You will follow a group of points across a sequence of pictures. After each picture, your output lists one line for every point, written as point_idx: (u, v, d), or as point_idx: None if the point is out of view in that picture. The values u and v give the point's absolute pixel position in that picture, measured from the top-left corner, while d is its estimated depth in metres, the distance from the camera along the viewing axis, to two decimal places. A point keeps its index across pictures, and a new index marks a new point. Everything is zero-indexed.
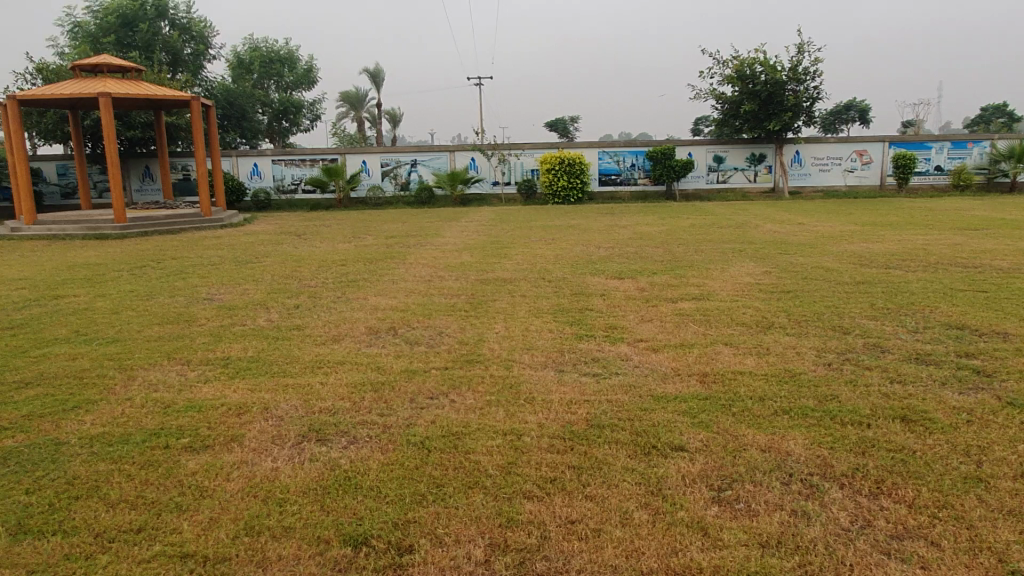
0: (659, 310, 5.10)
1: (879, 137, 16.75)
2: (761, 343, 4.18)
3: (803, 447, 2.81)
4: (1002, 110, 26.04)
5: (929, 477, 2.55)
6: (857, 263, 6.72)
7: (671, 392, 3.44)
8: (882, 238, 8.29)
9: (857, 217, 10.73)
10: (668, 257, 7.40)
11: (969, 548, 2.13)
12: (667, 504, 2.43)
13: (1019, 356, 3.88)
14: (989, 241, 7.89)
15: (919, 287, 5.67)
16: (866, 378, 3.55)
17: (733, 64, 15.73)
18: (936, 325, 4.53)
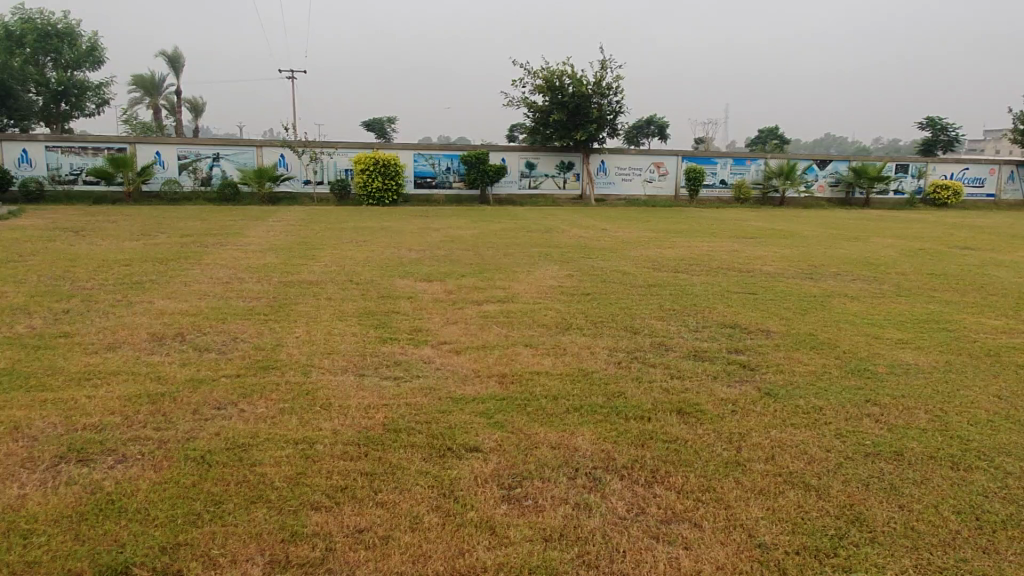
0: (464, 313, 5.17)
1: (673, 151, 18.23)
2: (559, 344, 4.37)
3: (590, 442, 2.96)
4: (775, 133, 29.33)
5: (697, 464, 2.79)
6: (650, 267, 7.24)
7: (470, 394, 3.49)
8: (673, 245, 8.99)
9: (653, 225, 11.56)
10: (477, 260, 7.53)
11: (724, 527, 2.35)
12: (457, 506, 2.45)
13: (778, 351, 4.37)
14: (760, 249, 8.84)
15: (701, 289, 6.21)
16: (650, 375, 3.82)
17: (543, 75, 16.37)
18: (712, 324, 4.98)
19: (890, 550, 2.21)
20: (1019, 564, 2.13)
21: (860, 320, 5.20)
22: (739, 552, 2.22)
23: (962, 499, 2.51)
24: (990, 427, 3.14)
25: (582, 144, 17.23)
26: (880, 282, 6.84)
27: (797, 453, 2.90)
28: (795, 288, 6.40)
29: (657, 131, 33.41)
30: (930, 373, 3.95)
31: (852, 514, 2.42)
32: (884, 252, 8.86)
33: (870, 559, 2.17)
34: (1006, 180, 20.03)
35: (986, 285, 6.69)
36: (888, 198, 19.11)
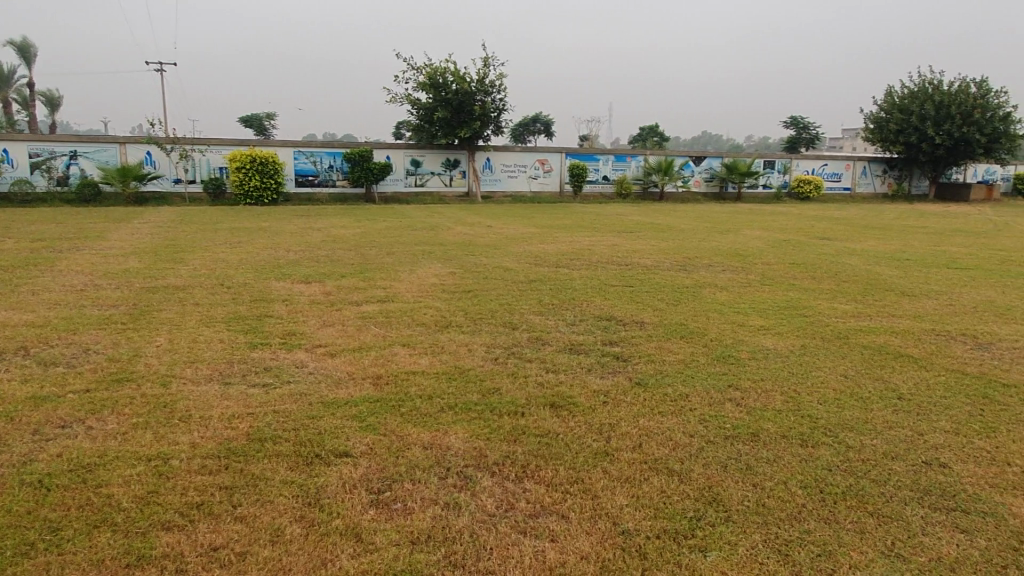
0: (342, 314, 5.05)
1: (557, 148, 18.57)
2: (437, 342, 4.34)
3: (462, 440, 2.95)
4: (655, 130, 30.42)
5: (566, 456, 2.84)
6: (533, 263, 7.33)
7: (342, 397, 3.40)
8: (555, 240, 9.15)
9: (537, 221, 11.71)
10: (358, 260, 7.38)
11: (590, 517, 2.39)
12: (323, 515, 2.37)
13: (649, 341, 4.52)
14: (639, 243, 9.15)
15: (580, 283, 6.34)
16: (526, 370, 3.86)
17: (426, 72, 16.26)
18: (589, 317, 5.09)
19: (743, 527, 2.33)
20: (856, 531, 2.28)
21: (726, 309, 5.47)
22: (603, 540, 2.27)
23: (810, 474, 2.67)
24: (837, 405, 3.38)
25: (467, 141, 17.24)
26: (747, 272, 7.22)
27: (663, 439, 3.00)
28: (669, 280, 6.65)
29: (544, 129, 33.93)
30: (787, 357, 4.20)
31: (711, 496, 2.52)
32: (752, 244, 9.35)
33: (723, 537, 2.27)
34: (860, 175, 21.64)
35: (839, 273, 7.20)
36: (758, 192, 20.28)
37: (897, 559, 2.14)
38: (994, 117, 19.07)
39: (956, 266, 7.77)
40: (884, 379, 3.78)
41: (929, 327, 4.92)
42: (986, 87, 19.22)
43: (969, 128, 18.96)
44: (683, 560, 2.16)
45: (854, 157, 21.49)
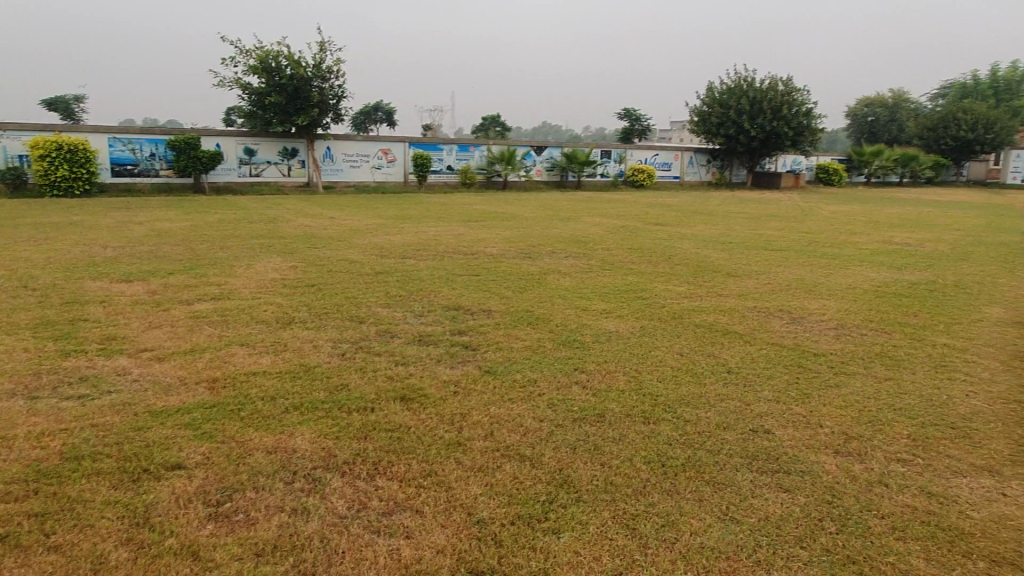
0: (171, 314, 4.67)
1: (399, 137, 18.30)
2: (278, 340, 4.12)
3: (308, 441, 2.82)
4: (497, 120, 30.82)
5: (419, 449, 2.79)
6: (379, 254, 7.17)
7: (173, 405, 3.14)
8: (401, 231, 9.01)
9: (382, 211, 11.46)
10: (188, 255, 6.87)
11: (444, 509, 2.37)
12: (153, 535, 2.17)
13: (498, 329, 4.56)
14: (484, 232, 9.22)
15: (427, 274, 6.28)
16: (374, 364, 3.76)
17: (257, 55, 15.45)
18: (437, 308, 5.06)
19: (593, 505, 2.40)
20: (695, 499, 2.42)
21: (571, 295, 5.63)
22: (458, 532, 2.25)
23: (652, 449, 2.81)
24: (674, 381, 3.58)
25: (305, 129, 16.57)
26: (589, 258, 7.48)
27: (514, 426, 3.03)
28: (515, 268, 6.75)
29: (385, 117, 33.36)
30: (628, 338, 4.40)
31: (562, 478, 2.58)
32: (592, 231, 9.71)
33: (575, 518, 2.32)
34: (688, 164, 23.11)
35: (671, 256, 7.65)
36: (596, 180, 21.12)
37: (731, 522, 2.29)
38: (799, 112, 21.15)
39: (771, 248, 8.50)
40: (714, 354, 4.06)
41: (751, 305, 5.34)
42: (791, 85, 21.26)
43: (778, 122, 20.90)
44: (538, 543, 2.18)
45: (681, 148, 22.93)
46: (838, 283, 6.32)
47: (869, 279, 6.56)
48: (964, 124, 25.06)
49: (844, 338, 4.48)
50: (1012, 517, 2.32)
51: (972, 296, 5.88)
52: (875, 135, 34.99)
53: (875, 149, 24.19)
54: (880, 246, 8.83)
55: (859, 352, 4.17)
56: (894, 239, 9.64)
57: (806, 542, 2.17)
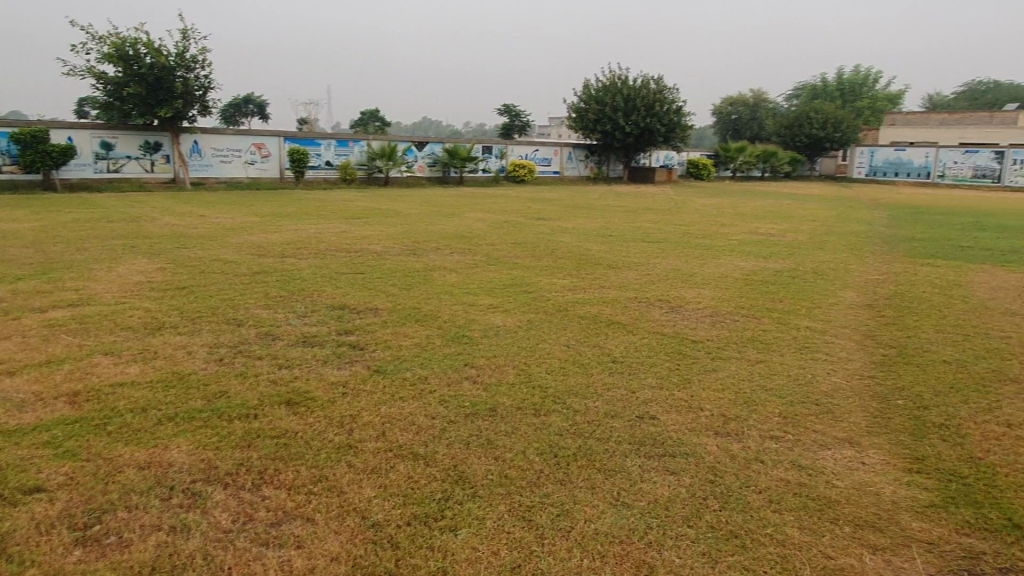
0: (21, 324, 4.26)
1: (273, 131, 17.62)
2: (148, 347, 3.86)
3: (186, 453, 2.66)
4: (375, 115, 30.28)
5: (307, 455, 2.69)
6: (255, 254, 6.87)
7: (28, 423, 2.86)
8: (278, 229, 8.67)
9: (257, 209, 10.98)
10: (39, 258, 6.29)
11: (337, 515, 2.30)
12: (11, 567, 1.97)
13: (386, 327, 4.48)
14: (367, 229, 9.04)
15: (308, 273, 6.08)
16: (256, 369, 3.59)
17: (112, 42, 14.38)
18: (321, 308, 4.90)
19: (488, 500, 2.40)
20: (587, 488, 2.47)
21: (458, 290, 5.62)
22: (352, 537, 2.18)
23: (545, 440, 2.84)
24: (562, 373, 3.65)
25: (169, 122, 15.60)
26: (474, 253, 7.49)
27: (406, 425, 2.98)
28: (400, 265, 6.65)
29: (257, 111, 31.99)
30: (516, 332, 4.44)
31: (457, 475, 2.57)
32: (476, 226, 9.75)
33: (472, 514, 2.31)
34: (566, 159, 23.61)
35: (554, 250, 7.80)
36: (478, 176, 21.17)
37: (623, 507, 2.35)
38: (669, 109, 22.15)
39: (649, 240, 8.84)
40: (600, 345, 4.17)
41: (633, 295, 5.53)
42: (662, 83, 22.21)
43: (652, 119, 21.81)
44: (435, 543, 2.16)
45: (560, 143, 23.37)
46: (711, 273, 6.66)
47: (738, 268, 6.96)
48: (816, 122, 27.16)
49: (718, 324, 4.73)
50: (871, 484, 2.53)
51: (828, 281, 6.37)
52: (739, 132, 37.18)
53: (739, 146, 25.69)
54: (746, 237, 9.39)
55: (732, 337, 4.41)
56: (759, 230, 10.28)
57: (692, 520, 2.26)
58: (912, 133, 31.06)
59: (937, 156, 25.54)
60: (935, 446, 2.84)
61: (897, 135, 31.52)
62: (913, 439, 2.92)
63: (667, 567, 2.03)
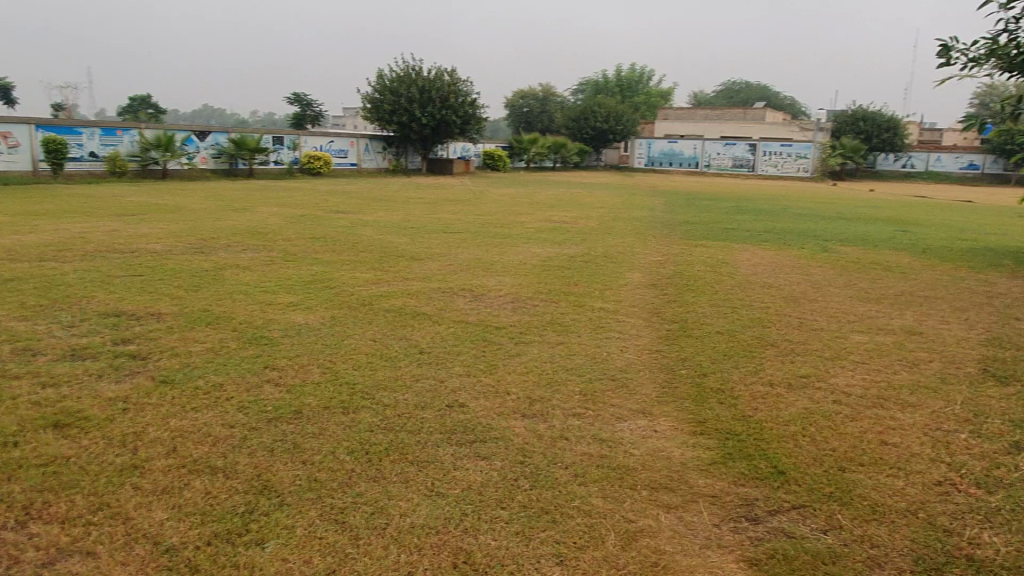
0: None
1: (22, 118, 15.23)
2: None
3: None
4: (148, 102, 27.64)
5: (83, 481, 2.39)
6: (5, 258, 5.97)
7: None
8: (33, 229, 7.61)
9: (2, 207, 9.53)
10: None
11: (124, 545, 2.07)
12: None
13: (172, 333, 4.11)
14: (144, 226, 8.23)
15: (75, 278, 5.40)
16: (12, 390, 3.12)
17: None
18: (93, 316, 4.38)
19: (297, 507, 2.28)
20: (401, 481, 2.43)
21: (252, 289, 5.28)
22: (142, 568, 1.98)
23: (354, 438, 2.76)
24: (370, 368, 3.57)
25: None
26: (269, 249, 7.10)
27: (200, 438, 2.75)
28: (186, 264, 6.14)
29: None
30: (319, 329, 4.27)
31: (261, 485, 2.41)
32: (270, 220, 9.26)
33: (280, 523, 2.19)
34: (364, 150, 23.06)
35: (355, 244, 7.62)
36: (269, 168, 20.09)
37: (437, 497, 2.34)
38: (464, 101, 22.53)
39: (450, 230, 8.92)
40: (406, 337, 4.13)
41: (437, 286, 5.54)
42: (455, 75, 22.51)
43: (447, 111, 22.04)
44: (240, 560, 2.01)
45: (356, 134, 22.74)
46: (511, 261, 6.86)
47: (536, 255, 7.25)
48: (599, 116, 29.03)
49: (521, 310, 4.89)
50: (663, 449, 2.75)
51: (617, 264, 6.84)
52: (530, 125, 38.61)
53: (532, 137, 26.62)
54: (542, 225, 9.79)
55: (534, 322, 4.58)
56: (553, 218, 10.75)
57: (505, 501, 2.30)
58: (681, 127, 34.18)
59: (704, 148, 28.60)
60: (714, 409, 3.16)
61: (669, 130, 34.56)
62: (696, 404, 3.22)
63: (483, 550, 2.05)
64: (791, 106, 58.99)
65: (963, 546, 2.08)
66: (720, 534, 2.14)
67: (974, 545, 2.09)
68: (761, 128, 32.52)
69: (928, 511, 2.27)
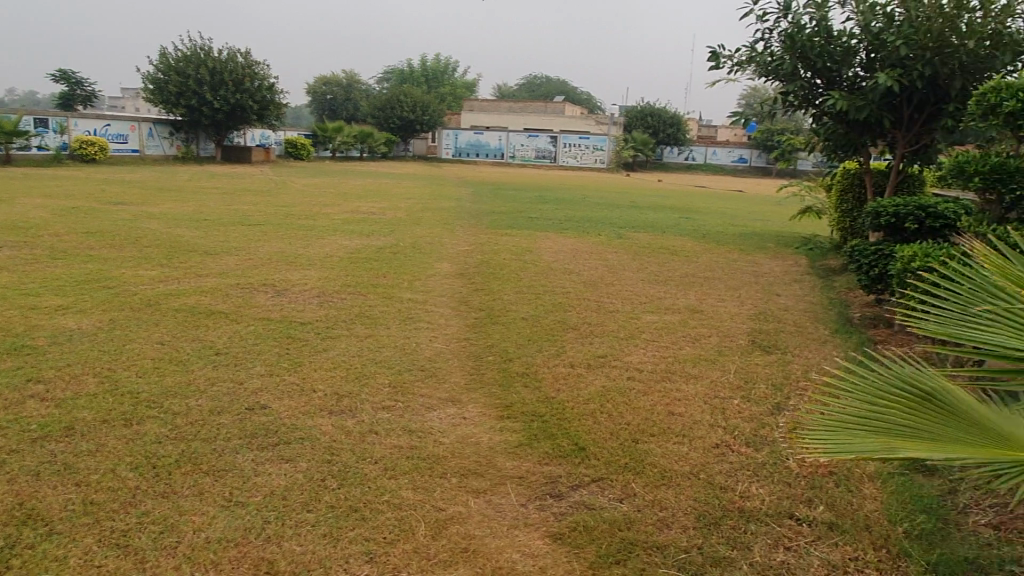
0: None
1: None
2: None
3: None
4: None
5: None
6: None
7: None
8: None
9: None
10: None
11: None
12: None
13: None
14: None
15: None
16: None
17: None
18: None
19: (71, 535, 2.03)
20: (194, 494, 2.25)
21: (9, 292, 4.61)
22: None
23: (139, 452, 2.51)
24: (157, 373, 3.27)
25: None
26: (32, 247, 6.26)
27: None
28: None
29: None
30: (95, 334, 3.83)
31: (23, 515, 2.12)
32: (33, 214, 8.16)
33: (49, 556, 1.94)
34: (147, 136, 20.90)
35: (138, 238, 6.93)
36: (31, 153, 17.33)
37: (236, 506, 2.19)
38: (260, 86, 21.45)
39: (248, 223, 8.39)
40: (200, 338, 3.84)
41: (234, 282, 5.20)
42: (250, 57, 21.21)
43: (241, 95, 20.71)
44: None
45: (137, 119, 20.59)
46: (316, 253, 6.60)
47: (342, 247, 7.06)
48: (406, 106, 28.81)
49: (327, 304, 4.72)
50: (472, 435, 2.79)
51: (426, 255, 6.83)
52: (334, 113, 37.34)
53: (336, 126, 25.73)
54: (348, 216, 9.55)
55: (340, 315, 4.45)
56: (360, 209, 10.50)
57: (312, 504, 2.21)
58: (487, 118, 34.84)
59: (509, 139, 29.39)
60: (520, 393, 3.26)
61: (474, 120, 35.11)
62: (503, 389, 3.31)
63: (288, 558, 1.96)
64: (587, 100, 62.43)
65: (736, 500, 2.32)
66: (527, 513, 2.22)
67: (745, 498, 2.34)
68: (560, 121, 34.07)
69: (707, 472, 2.51)
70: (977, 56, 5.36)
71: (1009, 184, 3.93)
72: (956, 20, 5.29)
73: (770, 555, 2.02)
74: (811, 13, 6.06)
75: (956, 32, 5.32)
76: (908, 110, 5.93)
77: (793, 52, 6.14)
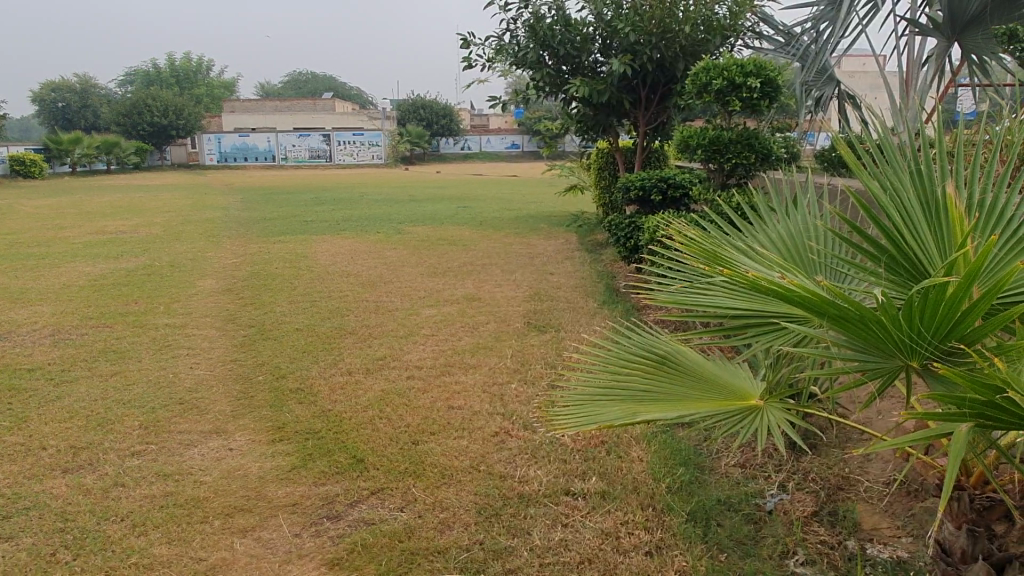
0: None
1: None
2: None
3: None
4: None
5: None
6: None
7: None
8: None
9: None
10: None
11: None
12: None
13: None
14: None
15: None
16: None
17: None
18: None
19: None
20: None
21: None
22: None
23: None
24: None
25: None
26: None
27: None
28: None
29: None
30: None
31: None
32: None
33: None
34: None
35: None
36: None
37: None
38: None
39: None
40: None
41: None
42: None
43: None
44: None
45: None
46: (48, 286, 5.74)
47: (85, 275, 6.23)
48: (155, 111, 26.29)
49: (62, 344, 4.11)
50: (238, 467, 2.56)
51: (185, 273, 6.22)
52: (70, 121, 33.04)
53: (73, 137, 22.72)
54: (92, 239, 8.48)
55: (79, 354, 3.90)
56: (106, 229, 9.33)
57: None
58: (250, 120, 32.83)
59: (278, 140, 27.96)
60: (293, 411, 3.06)
61: (237, 121, 32.91)
62: (274, 410, 3.08)
63: None
64: (357, 96, 61.22)
65: (515, 487, 2.33)
66: (301, 544, 2.06)
67: (524, 483, 2.37)
68: (331, 119, 33.07)
69: (487, 463, 2.51)
70: (694, 40, 5.94)
71: (725, 154, 4.41)
72: (673, 8, 5.80)
73: (547, 536, 2.05)
74: (549, 4, 6.34)
75: (675, 19, 5.84)
76: (644, 92, 6.49)
77: (536, 40, 6.41)
